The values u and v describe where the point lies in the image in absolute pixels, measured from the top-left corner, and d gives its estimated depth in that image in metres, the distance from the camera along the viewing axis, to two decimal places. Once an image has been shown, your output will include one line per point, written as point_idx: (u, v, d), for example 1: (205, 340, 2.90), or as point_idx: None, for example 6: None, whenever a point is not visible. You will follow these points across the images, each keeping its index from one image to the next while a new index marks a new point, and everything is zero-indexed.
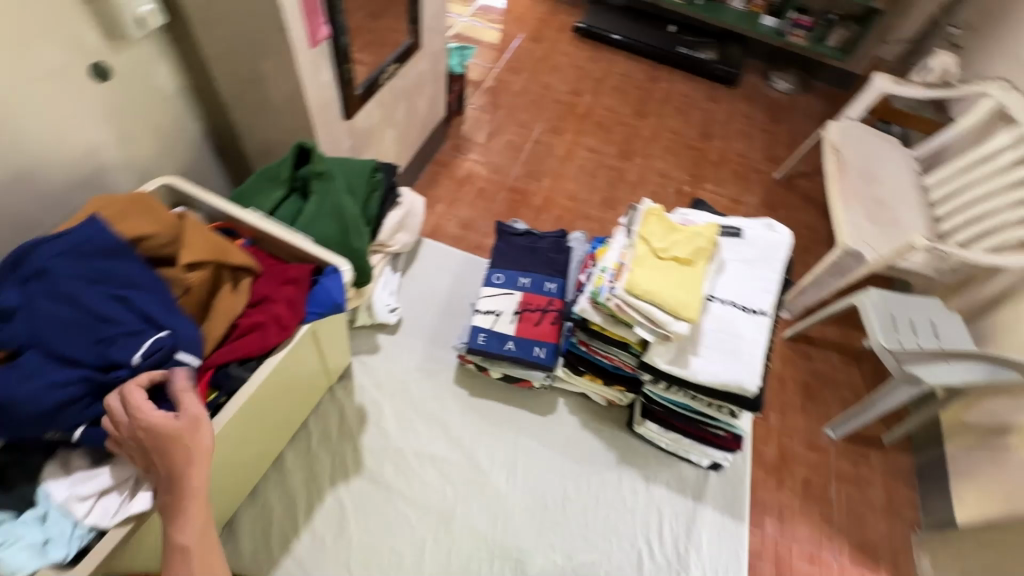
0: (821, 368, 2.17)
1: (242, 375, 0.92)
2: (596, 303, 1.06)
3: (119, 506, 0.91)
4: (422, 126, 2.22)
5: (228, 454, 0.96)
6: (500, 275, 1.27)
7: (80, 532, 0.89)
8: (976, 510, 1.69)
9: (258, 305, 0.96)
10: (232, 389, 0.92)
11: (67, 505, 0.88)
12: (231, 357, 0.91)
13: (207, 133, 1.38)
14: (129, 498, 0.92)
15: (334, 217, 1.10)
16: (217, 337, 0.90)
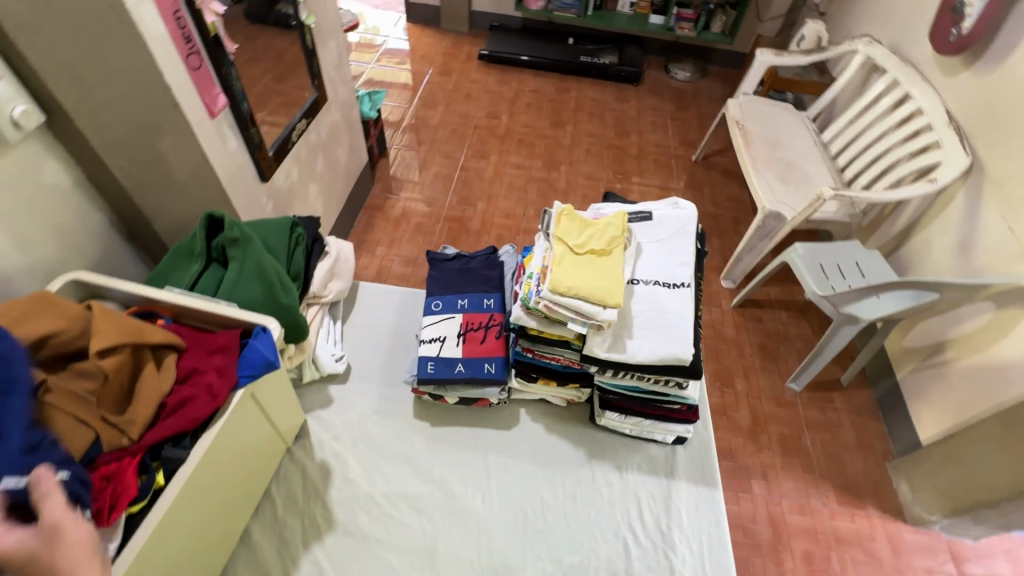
0: (771, 327, 2.27)
1: (179, 455, 0.85)
2: (529, 309, 1.10)
3: None
4: (346, 175, 2.23)
5: (181, 543, 0.90)
6: (438, 303, 1.32)
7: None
8: (937, 427, 1.78)
9: (187, 380, 0.91)
10: (171, 471, 0.86)
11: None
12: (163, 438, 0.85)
13: (115, 221, 1.34)
14: None
15: (257, 279, 1.09)
16: (143, 419, 0.84)
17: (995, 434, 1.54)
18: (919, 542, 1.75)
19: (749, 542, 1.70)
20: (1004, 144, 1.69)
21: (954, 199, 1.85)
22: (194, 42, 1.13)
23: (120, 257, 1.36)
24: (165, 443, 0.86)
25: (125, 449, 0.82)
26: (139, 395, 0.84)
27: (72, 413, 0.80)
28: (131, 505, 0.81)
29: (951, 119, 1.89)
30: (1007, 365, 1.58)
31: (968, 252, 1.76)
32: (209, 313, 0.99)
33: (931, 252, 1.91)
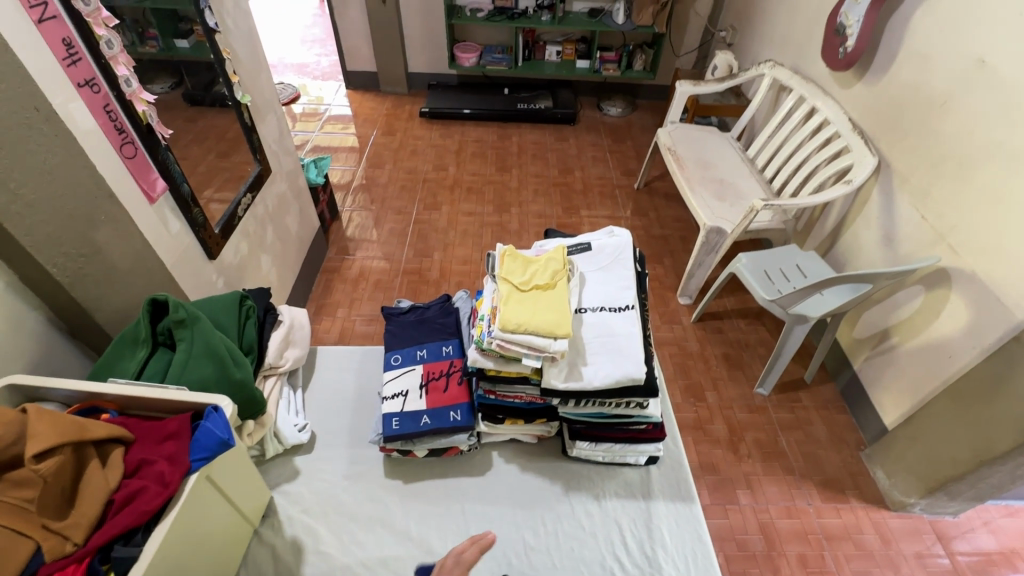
0: (731, 336, 2.35)
1: (131, 553, 0.80)
2: (484, 350, 1.12)
3: None
4: (298, 242, 2.23)
5: None
6: (398, 356, 1.32)
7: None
8: (899, 411, 1.85)
9: (136, 473, 0.87)
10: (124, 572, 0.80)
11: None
12: (111, 538, 0.80)
13: (54, 320, 1.28)
14: None
15: (207, 358, 1.08)
16: (88, 520, 0.80)
17: (949, 411, 1.60)
18: (903, 527, 1.78)
19: (744, 554, 1.69)
20: (902, 142, 1.87)
21: (870, 197, 2.01)
22: (127, 132, 1.18)
23: (63, 355, 1.30)
24: (115, 542, 0.82)
25: (69, 555, 0.78)
26: (81, 496, 0.80)
27: (8, 524, 0.76)
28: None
29: (855, 125, 2.07)
30: (946, 342, 1.67)
31: (892, 242, 1.89)
32: (156, 399, 0.96)
33: (860, 247, 2.05)
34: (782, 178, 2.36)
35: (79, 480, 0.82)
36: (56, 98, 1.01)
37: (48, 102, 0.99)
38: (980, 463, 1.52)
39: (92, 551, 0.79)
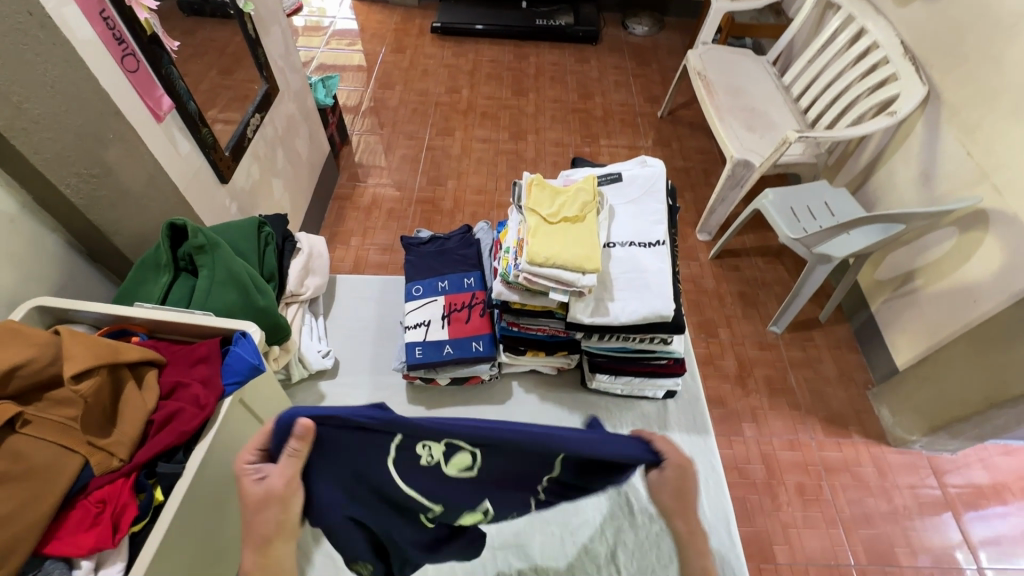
0: (749, 275, 2.31)
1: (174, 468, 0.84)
2: (510, 283, 1.10)
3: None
4: (309, 168, 2.17)
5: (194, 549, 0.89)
6: (419, 287, 1.31)
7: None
8: (912, 352, 1.86)
9: (172, 394, 0.89)
10: (169, 486, 0.84)
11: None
12: (154, 454, 0.83)
13: (73, 243, 1.27)
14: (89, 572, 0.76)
15: (231, 285, 1.07)
16: (131, 438, 0.82)
17: (963, 354, 1.61)
18: (901, 461, 1.84)
19: (745, 481, 1.77)
20: (957, 70, 1.72)
21: (912, 132, 1.88)
22: (127, 42, 1.09)
23: (85, 278, 1.30)
24: (158, 460, 0.85)
25: (116, 471, 0.80)
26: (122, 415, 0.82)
27: (55, 440, 0.77)
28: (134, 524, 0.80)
29: (906, 50, 1.90)
30: (973, 287, 1.63)
31: (929, 180, 1.80)
32: (186, 325, 0.96)
33: (895, 186, 1.95)
34: (818, 108, 2.20)
35: (117, 400, 0.84)
36: (48, 1, 0.92)
37: (42, 6, 0.90)
38: (988, 405, 1.54)
39: (138, 467, 0.82)
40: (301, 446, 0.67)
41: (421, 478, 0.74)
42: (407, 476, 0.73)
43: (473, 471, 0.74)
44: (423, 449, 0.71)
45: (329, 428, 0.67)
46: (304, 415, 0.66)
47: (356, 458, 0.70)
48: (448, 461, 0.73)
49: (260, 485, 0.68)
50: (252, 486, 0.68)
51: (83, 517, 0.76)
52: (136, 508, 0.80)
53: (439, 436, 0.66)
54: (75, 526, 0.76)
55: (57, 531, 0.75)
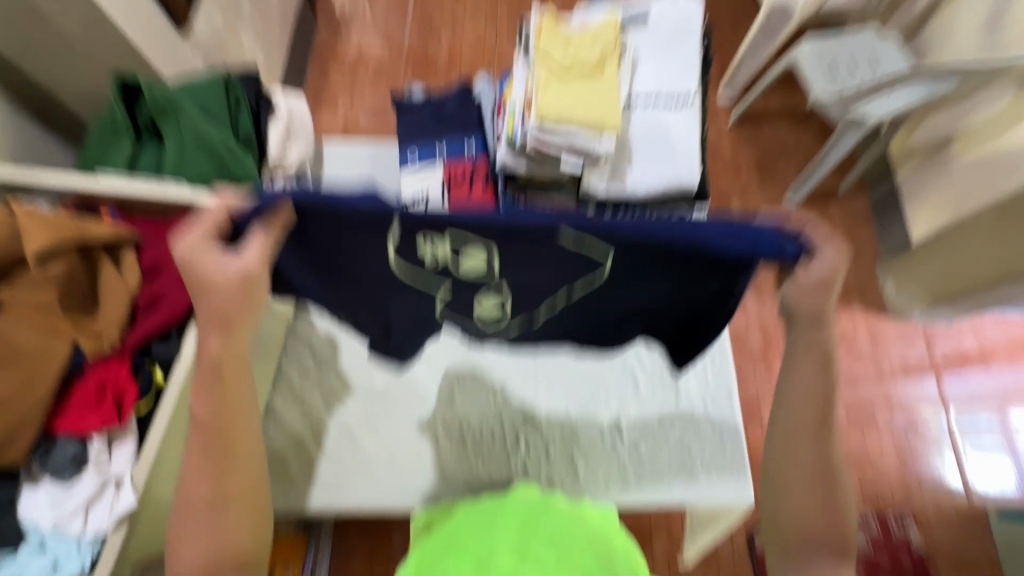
0: (770, 141, 2.14)
1: (171, 350, 0.81)
2: (516, 151, 1.00)
3: (98, 459, 0.73)
4: (280, 14, 1.87)
5: None
6: (414, 152, 1.19)
7: (87, 541, 0.70)
8: (927, 226, 1.76)
9: (155, 275, 0.84)
10: (169, 367, 0.81)
11: (61, 523, 0.70)
12: (148, 335, 0.80)
13: (18, 103, 1.12)
14: (102, 447, 0.73)
15: (201, 150, 0.99)
16: (118, 320, 0.78)
17: (984, 226, 1.52)
18: (896, 330, 1.87)
19: (741, 350, 1.82)
20: None
21: None
22: None
23: (42, 145, 1.18)
24: (151, 342, 0.82)
25: (109, 354, 0.77)
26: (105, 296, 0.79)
27: (36, 325, 0.72)
28: (139, 403, 0.77)
29: None
30: (1009, 155, 1.47)
31: (997, 25, 1.55)
32: (157, 197, 0.87)
33: (954, 33, 1.69)
34: None
35: (97, 282, 0.80)
36: None
37: None
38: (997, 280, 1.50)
39: (133, 348, 0.79)
40: (277, 233, 0.67)
41: (436, 274, 0.75)
42: (410, 272, 0.75)
43: (497, 269, 0.75)
44: (427, 242, 0.71)
45: (316, 213, 0.68)
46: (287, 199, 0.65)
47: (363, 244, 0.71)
48: (460, 261, 0.74)
49: (232, 266, 0.64)
50: (217, 270, 0.64)
51: (87, 397, 0.73)
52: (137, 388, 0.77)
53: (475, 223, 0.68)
54: (81, 405, 0.73)
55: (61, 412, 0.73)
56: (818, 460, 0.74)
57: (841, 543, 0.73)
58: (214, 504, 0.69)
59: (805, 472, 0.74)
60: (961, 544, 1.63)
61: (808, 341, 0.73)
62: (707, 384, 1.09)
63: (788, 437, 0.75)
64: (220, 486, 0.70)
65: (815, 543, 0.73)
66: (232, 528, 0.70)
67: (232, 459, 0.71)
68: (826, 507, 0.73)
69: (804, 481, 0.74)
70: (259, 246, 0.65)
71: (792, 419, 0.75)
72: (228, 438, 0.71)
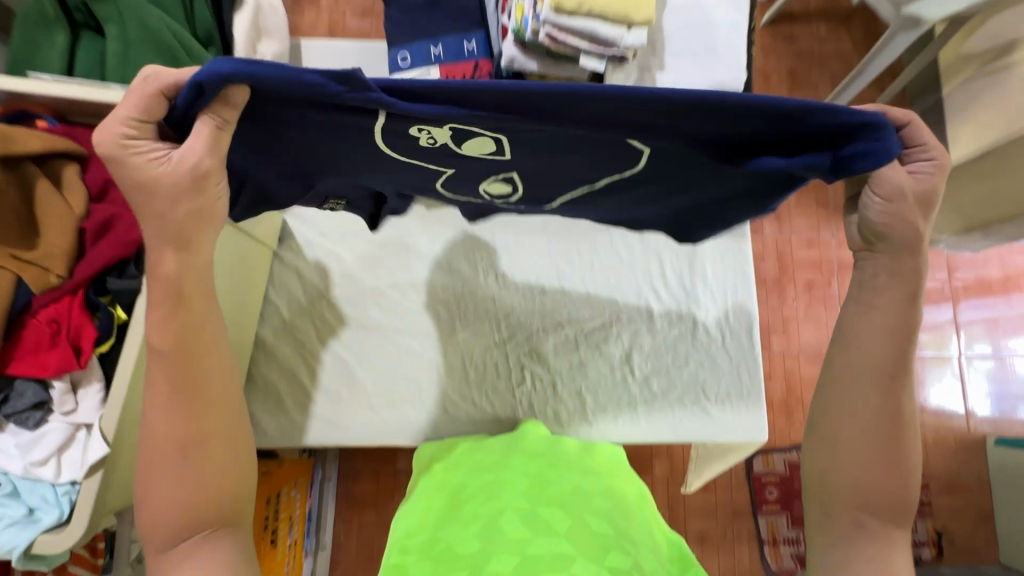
0: (805, 47, 1.90)
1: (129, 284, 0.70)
2: (526, 47, 0.84)
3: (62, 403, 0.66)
4: None
5: None
6: (406, 56, 1.04)
7: (62, 490, 0.65)
8: (967, 145, 1.55)
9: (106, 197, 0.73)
10: (130, 304, 0.71)
11: (29, 472, 0.64)
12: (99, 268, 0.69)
13: None
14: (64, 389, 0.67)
15: (148, 43, 0.87)
16: (64, 250, 0.68)
17: None
18: None
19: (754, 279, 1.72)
20: None
21: None
22: None
23: None
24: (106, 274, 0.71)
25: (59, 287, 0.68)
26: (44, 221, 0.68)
27: None
28: (98, 345, 0.69)
29: None
30: None
31: None
32: (98, 101, 0.73)
33: None
34: None
35: (33, 204, 0.69)
36: None
37: None
38: None
39: (83, 284, 0.68)
40: (230, 117, 0.53)
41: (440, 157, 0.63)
42: (404, 156, 0.63)
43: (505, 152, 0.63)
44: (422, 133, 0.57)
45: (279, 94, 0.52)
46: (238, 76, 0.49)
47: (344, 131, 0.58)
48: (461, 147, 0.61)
49: (175, 163, 0.52)
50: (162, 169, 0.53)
51: (38, 338, 0.65)
52: (93, 328, 0.68)
53: (494, 116, 0.53)
54: (33, 347, 0.66)
55: (13, 352, 0.66)
56: (885, 412, 0.61)
57: (899, 509, 0.59)
58: (190, 443, 0.58)
59: (867, 425, 0.61)
60: (957, 469, 1.63)
61: (885, 268, 0.60)
62: (725, 320, 1.02)
63: (848, 381, 0.62)
64: (196, 422, 0.58)
65: (867, 505, 0.60)
66: (215, 470, 0.58)
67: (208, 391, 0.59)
68: (890, 466, 0.60)
69: (865, 435, 0.61)
70: (208, 133, 0.52)
71: (855, 364, 0.62)
72: (197, 372, 0.58)
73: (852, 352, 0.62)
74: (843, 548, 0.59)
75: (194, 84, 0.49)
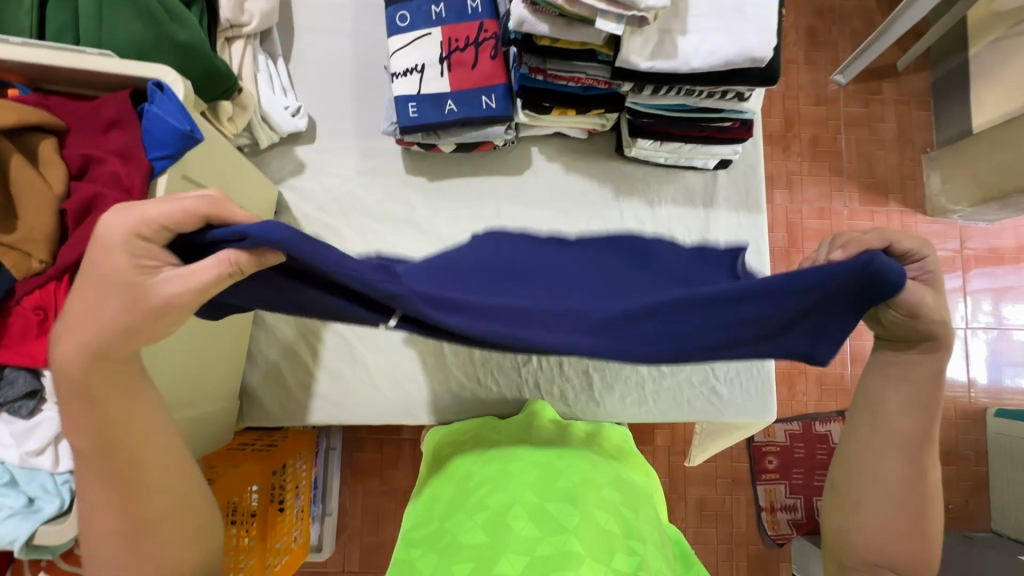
0: (827, 2, 1.79)
1: None
2: (537, 6, 0.78)
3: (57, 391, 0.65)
4: None
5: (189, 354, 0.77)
6: (405, 14, 0.97)
7: (62, 479, 0.64)
8: (991, 113, 1.49)
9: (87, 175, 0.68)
10: None
11: (26, 462, 0.63)
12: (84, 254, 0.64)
13: None
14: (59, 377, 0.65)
15: (127, 5, 0.78)
16: (46, 235, 0.64)
17: None
18: (931, 230, 1.71)
19: None
20: None
21: None
22: None
23: None
24: None
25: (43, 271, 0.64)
26: (23, 202, 0.64)
27: None
28: None
29: None
30: None
31: None
32: (72, 67, 0.68)
33: None
34: None
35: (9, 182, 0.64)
36: None
37: None
38: None
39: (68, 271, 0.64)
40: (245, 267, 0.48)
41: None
42: None
43: None
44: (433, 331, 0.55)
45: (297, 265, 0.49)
46: (291, 243, 0.46)
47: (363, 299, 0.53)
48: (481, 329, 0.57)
49: (181, 277, 0.48)
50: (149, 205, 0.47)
51: (26, 325, 0.64)
52: None
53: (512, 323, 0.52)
54: (21, 336, 0.64)
55: (3, 337, 0.64)
56: (912, 478, 0.57)
57: (917, 574, 0.56)
58: (132, 535, 0.54)
59: (888, 489, 0.57)
60: (955, 440, 1.64)
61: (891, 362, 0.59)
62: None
63: (871, 444, 0.58)
64: (134, 514, 0.54)
65: (882, 569, 0.57)
66: (163, 560, 0.55)
67: (144, 478, 0.54)
68: (911, 534, 0.57)
69: (888, 497, 0.57)
70: (219, 274, 0.48)
71: (886, 430, 0.58)
72: (126, 468, 0.54)
73: (877, 419, 0.59)
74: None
75: (239, 232, 0.47)
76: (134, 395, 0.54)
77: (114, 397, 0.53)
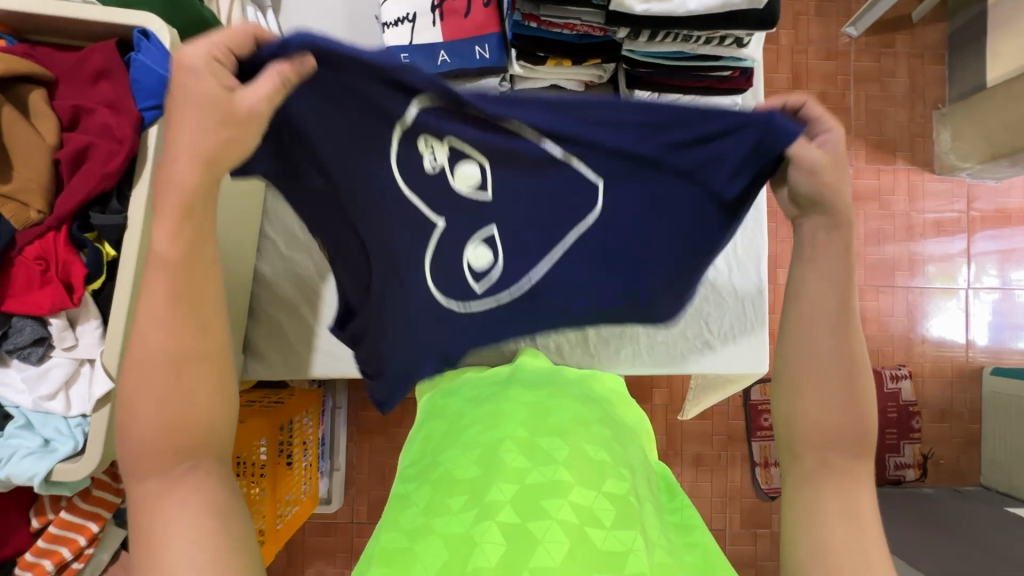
0: None
1: (112, 218, 0.66)
2: None
3: (63, 338, 0.67)
4: None
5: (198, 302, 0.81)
6: None
7: (75, 422, 0.67)
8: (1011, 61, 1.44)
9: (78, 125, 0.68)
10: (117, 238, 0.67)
11: (40, 405, 0.66)
12: (79, 203, 0.65)
13: None
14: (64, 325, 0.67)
15: None
16: (40, 184, 0.65)
17: None
18: (938, 188, 1.68)
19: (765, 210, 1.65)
20: None
21: None
22: None
23: None
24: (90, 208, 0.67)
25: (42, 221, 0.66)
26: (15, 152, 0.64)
27: None
28: (89, 283, 0.67)
29: None
30: None
31: None
32: (54, 16, 0.67)
33: None
34: None
35: None
36: None
37: None
38: None
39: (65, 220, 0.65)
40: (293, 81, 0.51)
41: (429, 193, 0.66)
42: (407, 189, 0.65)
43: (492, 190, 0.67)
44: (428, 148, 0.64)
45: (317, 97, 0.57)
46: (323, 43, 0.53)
47: (361, 133, 0.61)
48: (455, 173, 0.66)
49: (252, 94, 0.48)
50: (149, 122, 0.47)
51: (29, 275, 0.65)
52: (78, 266, 0.66)
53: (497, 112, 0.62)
54: (25, 286, 0.65)
55: (9, 287, 0.66)
56: (844, 354, 0.55)
57: (862, 453, 0.52)
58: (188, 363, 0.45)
59: (822, 366, 0.55)
60: (950, 398, 1.67)
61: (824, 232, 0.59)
62: (731, 262, 0.99)
63: (798, 331, 0.57)
64: (187, 340, 0.46)
65: (829, 451, 0.52)
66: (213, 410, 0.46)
67: (207, 310, 0.47)
68: (849, 412, 0.53)
69: (822, 375, 0.54)
70: (277, 84, 0.49)
71: (810, 313, 0.57)
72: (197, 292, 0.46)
73: (798, 304, 0.58)
74: (810, 497, 0.51)
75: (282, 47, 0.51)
76: (211, 214, 0.48)
77: (209, 206, 0.47)
